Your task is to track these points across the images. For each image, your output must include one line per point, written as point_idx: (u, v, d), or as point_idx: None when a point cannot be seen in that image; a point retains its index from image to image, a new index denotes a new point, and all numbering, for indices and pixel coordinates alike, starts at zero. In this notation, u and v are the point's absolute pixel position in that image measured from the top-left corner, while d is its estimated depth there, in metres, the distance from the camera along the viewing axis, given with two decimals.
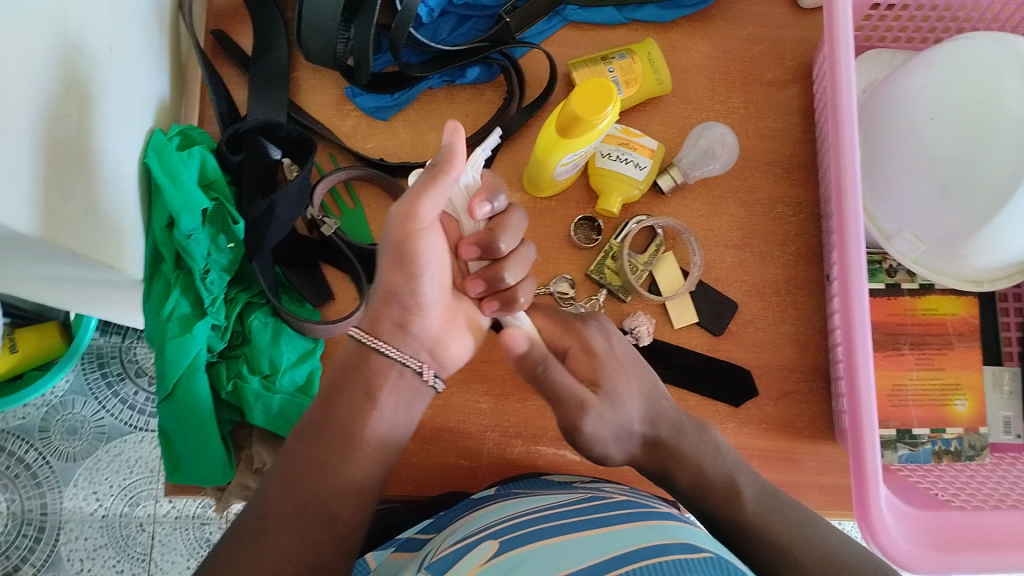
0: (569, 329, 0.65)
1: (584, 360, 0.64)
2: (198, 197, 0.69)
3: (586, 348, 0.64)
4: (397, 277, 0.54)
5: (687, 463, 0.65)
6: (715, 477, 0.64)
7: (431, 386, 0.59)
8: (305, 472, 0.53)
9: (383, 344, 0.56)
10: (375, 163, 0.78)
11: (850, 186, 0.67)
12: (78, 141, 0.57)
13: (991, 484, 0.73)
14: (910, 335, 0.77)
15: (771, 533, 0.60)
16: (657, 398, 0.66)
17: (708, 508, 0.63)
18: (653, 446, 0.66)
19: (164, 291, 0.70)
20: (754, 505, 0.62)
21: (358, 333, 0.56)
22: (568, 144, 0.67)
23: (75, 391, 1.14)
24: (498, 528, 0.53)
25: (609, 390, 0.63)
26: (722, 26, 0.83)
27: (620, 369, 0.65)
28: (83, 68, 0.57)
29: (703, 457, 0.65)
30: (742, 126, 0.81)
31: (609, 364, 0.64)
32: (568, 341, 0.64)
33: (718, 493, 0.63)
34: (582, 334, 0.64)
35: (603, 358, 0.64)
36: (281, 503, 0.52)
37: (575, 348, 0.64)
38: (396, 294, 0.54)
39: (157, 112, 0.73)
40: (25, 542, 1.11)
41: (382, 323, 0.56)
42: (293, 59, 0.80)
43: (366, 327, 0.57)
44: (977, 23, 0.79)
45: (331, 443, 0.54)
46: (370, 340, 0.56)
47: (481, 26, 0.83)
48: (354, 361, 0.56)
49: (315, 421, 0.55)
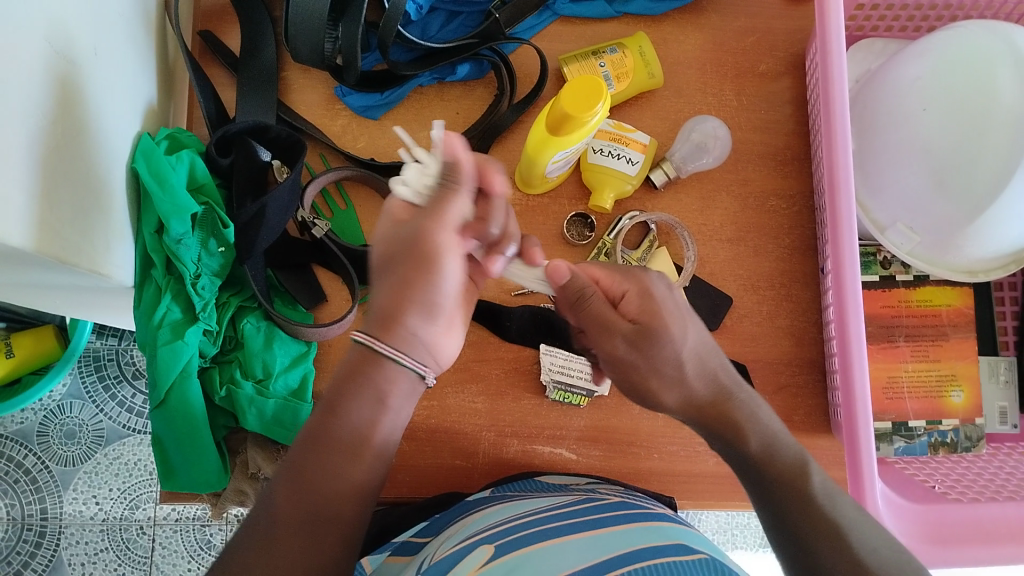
0: (626, 274, 0.57)
1: (637, 300, 0.55)
2: (188, 201, 0.68)
3: (643, 292, 0.56)
4: (417, 283, 0.50)
5: (749, 423, 0.54)
6: (785, 456, 0.53)
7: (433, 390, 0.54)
8: (315, 481, 0.48)
9: (389, 346, 0.50)
10: (366, 164, 0.78)
11: (843, 178, 0.66)
12: (64, 148, 0.56)
13: (988, 477, 0.73)
14: (904, 327, 0.77)
15: (827, 514, 0.49)
16: (720, 357, 0.57)
17: (766, 481, 0.52)
18: (713, 408, 0.55)
19: (155, 296, 0.69)
20: (821, 487, 0.51)
21: (363, 337, 0.50)
22: (560, 142, 0.66)
23: (72, 395, 1.14)
24: (493, 532, 0.52)
25: (657, 333, 0.54)
26: (713, 18, 0.83)
27: (683, 314, 0.56)
28: (66, 75, 0.57)
29: (774, 432, 0.55)
30: (735, 119, 0.81)
31: (666, 307, 0.55)
32: (620, 284, 0.56)
33: (785, 466, 0.52)
34: (641, 279, 0.56)
35: (661, 302, 0.55)
36: (291, 512, 0.47)
37: (630, 290, 0.56)
38: (414, 299, 0.50)
39: (145, 116, 0.72)
40: (26, 547, 1.11)
41: (396, 323, 0.50)
42: (282, 59, 0.80)
43: (372, 328, 0.50)
44: (970, 11, 0.78)
45: (344, 450, 0.49)
46: (379, 345, 0.50)
47: (471, 23, 0.82)
48: (362, 365, 0.50)
49: (320, 425, 0.50)
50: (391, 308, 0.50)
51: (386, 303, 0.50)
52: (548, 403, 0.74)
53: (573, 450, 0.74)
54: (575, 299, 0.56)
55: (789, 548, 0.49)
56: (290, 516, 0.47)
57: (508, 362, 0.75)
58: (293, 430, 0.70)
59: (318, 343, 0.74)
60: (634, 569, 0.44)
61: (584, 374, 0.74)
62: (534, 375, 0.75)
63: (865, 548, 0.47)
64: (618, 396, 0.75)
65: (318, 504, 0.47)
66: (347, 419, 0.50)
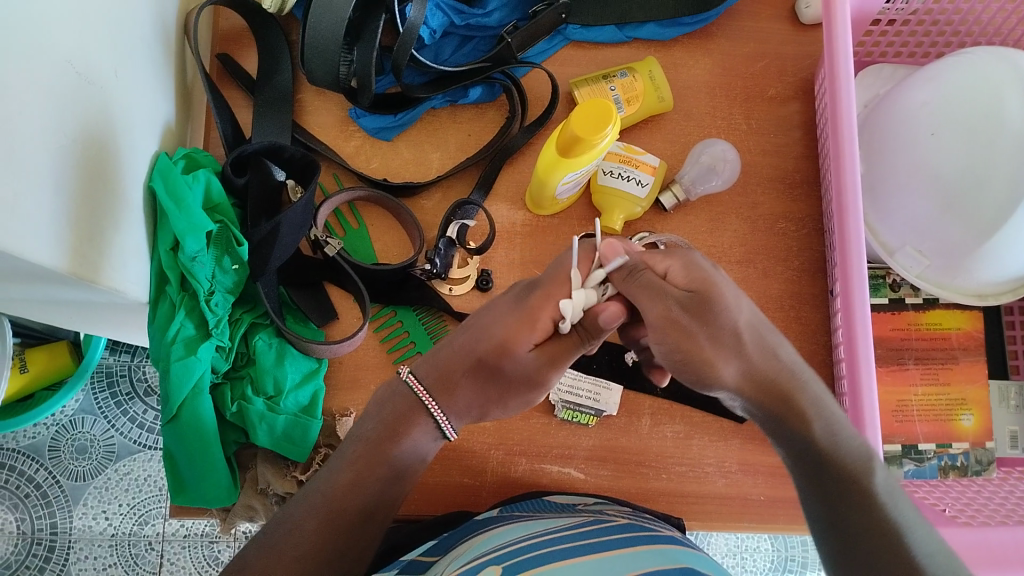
0: (666, 254, 0.55)
1: (684, 273, 0.54)
2: (203, 219, 0.69)
3: (687, 265, 0.54)
4: (504, 396, 0.58)
5: (814, 410, 0.54)
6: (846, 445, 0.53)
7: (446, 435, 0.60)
8: (341, 504, 0.54)
9: (436, 406, 0.58)
10: (379, 184, 0.79)
11: (851, 201, 0.67)
12: (85, 168, 0.57)
13: (996, 502, 0.73)
14: (914, 350, 0.77)
15: (885, 513, 0.50)
16: (784, 339, 0.57)
17: (824, 471, 0.53)
18: (777, 387, 0.54)
19: (170, 313, 0.70)
20: (883, 485, 0.52)
21: (412, 382, 0.58)
22: (570, 163, 0.67)
23: (84, 410, 1.15)
24: (499, 553, 0.52)
25: (713, 302, 0.53)
26: (722, 43, 0.84)
27: (732, 287, 0.55)
28: (88, 97, 0.58)
29: (831, 414, 0.55)
30: (744, 143, 0.81)
31: (718, 279, 0.54)
32: (660, 262, 0.54)
33: (844, 461, 0.52)
34: (682, 254, 0.55)
35: (712, 274, 0.54)
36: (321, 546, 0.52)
37: (675, 265, 0.54)
38: (491, 396, 0.58)
39: (163, 136, 0.74)
40: (36, 561, 1.11)
41: (452, 392, 0.58)
42: (297, 81, 0.81)
43: (428, 380, 0.58)
44: (978, 38, 0.79)
45: (375, 482, 0.56)
46: (427, 399, 0.57)
47: (483, 47, 0.84)
48: (406, 409, 0.58)
49: (358, 458, 0.56)
50: (459, 385, 0.57)
51: (460, 381, 0.57)
52: (557, 422, 0.75)
53: (580, 470, 0.74)
54: (625, 281, 0.54)
55: (839, 546, 0.50)
56: (318, 533, 0.52)
57: None
58: (302, 446, 0.70)
59: (329, 361, 0.75)
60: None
61: (592, 394, 0.74)
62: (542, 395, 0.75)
63: (919, 551, 0.48)
64: (626, 416, 0.75)
65: (342, 527, 0.53)
66: (382, 458, 0.56)
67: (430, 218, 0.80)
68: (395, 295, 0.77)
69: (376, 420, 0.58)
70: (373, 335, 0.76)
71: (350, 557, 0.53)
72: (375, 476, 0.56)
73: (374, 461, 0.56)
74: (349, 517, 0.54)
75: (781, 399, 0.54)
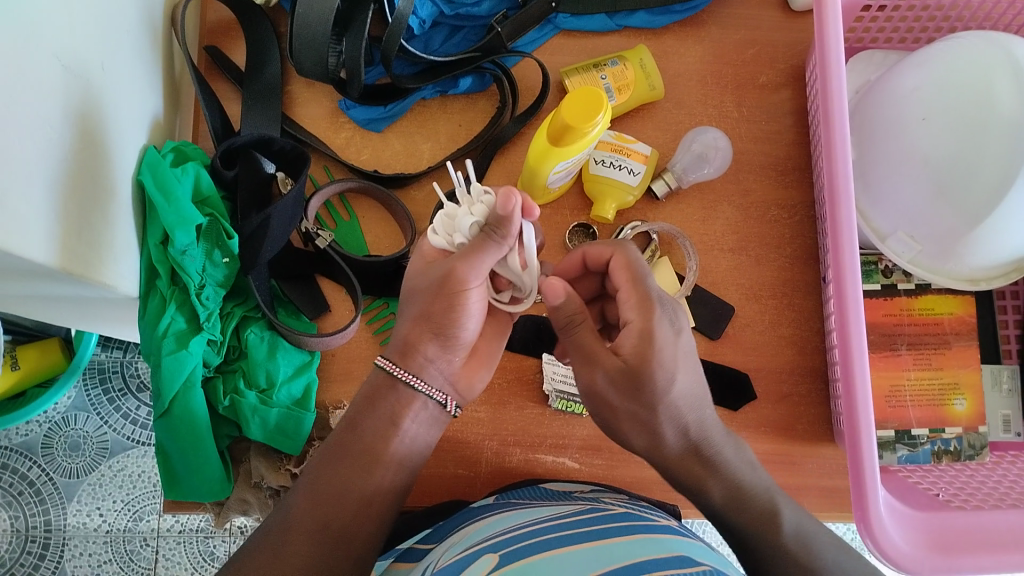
0: (639, 305, 0.54)
1: (634, 340, 0.53)
2: (193, 211, 0.68)
3: (644, 331, 0.53)
4: (435, 314, 0.53)
5: (723, 474, 0.55)
6: (752, 495, 0.54)
7: (450, 413, 0.59)
8: (329, 488, 0.52)
9: (410, 376, 0.55)
10: (370, 175, 0.78)
11: (842, 187, 0.67)
12: (72, 162, 0.57)
13: (990, 485, 0.73)
14: (907, 335, 0.77)
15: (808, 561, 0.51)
16: (703, 410, 0.55)
17: (738, 528, 0.54)
18: (694, 457, 0.55)
19: (160, 306, 0.69)
20: (793, 530, 0.53)
21: (384, 363, 0.55)
22: (561, 152, 0.67)
23: (77, 407, 1.15)
24: (495, 543, 0.52)
25: (641, 379, 0.53)
26: (713, 30, 0.83)
27: (680, 362, 0.54)
28: (74, 91, 0.57)
29: (741, 475, 0.55)
30: (735, 130, 0.81)
31: (663, 357, 0.53)
32: (629, 310, 0.55)
33: (754, 512, 0.54)
34: (649, 315, 0.54)
35: (660, 349, 0.53)
36: (305, 523, 0.51)
37: (633, 326, 0.54)
38: (431, 323, 0.54)
39: (151, 129, 0.73)
40: (30, 559, 1.11)
41: (418, 355, 0.55)
42: (286, 73, 0.81)
43: (396, 355, 0.55)
44: (968, 23, 0.79)
45: (359, 460, 0.54)
46: (397, 371, 0.55)
47: (473, 36, 0.83)
48: (382, 388, 0.55)
49: (341, 440, 0.55)
50: (414, 340, 0.54)
51: (410, 332, 0.55)
52: (551, 412, 0.75)
53: (576, 459, 0.74)
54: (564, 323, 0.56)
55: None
56: (304, 520, 0.51)
57: (511, 372, 0.75)
58: (296, 439, 0.70)
59: (322, 353, 0.74)
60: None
61: None
62: (537, 385, 0.75)
63: None
64: None
65: (330, 514, 0.51)
66: (361, 435, 0.55)
67: (421, 209, 0.79)
68: (387, 287, 0.77)
69: (356, 402, 0.57)
70: (366, 327, 0.76)
71: (342, 551, 0.51)
72: (364, 458, 0.54)
73: (356, 440, 0.54)
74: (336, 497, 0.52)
75: (697, 472, 0.55)
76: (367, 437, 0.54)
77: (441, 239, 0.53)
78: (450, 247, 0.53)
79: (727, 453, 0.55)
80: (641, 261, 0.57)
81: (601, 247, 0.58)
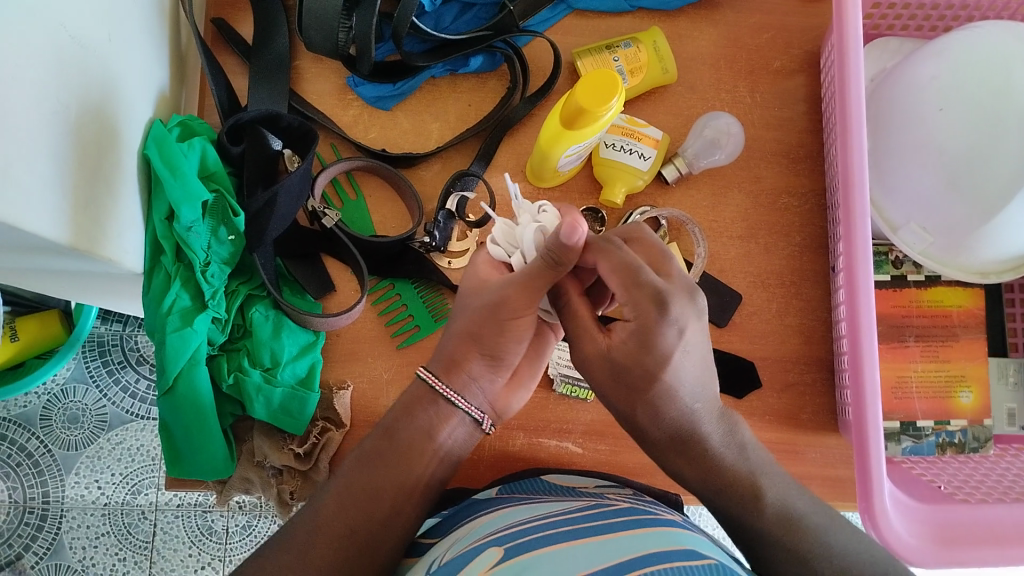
0: (636, 307, 0.50)
1: (630, 343, 0.51)
2: (199, 188, 0.68)
3: (642, 335, 0.50)
4: (483, 337, 0.53)
5: (705, 462, 0.54)
6: (732, 477, 0.54)
7: (485, 430, 0.58)
8: (359, 491, 0.53)
9: (451, 392, 0.55)
10: (378, 154, 0.77)
11: (857, 177, 0.66)
12: (79, 135, 0.56)
13: (993, 479, 0.73)
14: (915, 327, 0.76)
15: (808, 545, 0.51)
16: (692, 400, 0.53)
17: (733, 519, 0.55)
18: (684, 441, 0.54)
19: (164, 284, 0.68)
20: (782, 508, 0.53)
21: (426, 376, 0.55)
22: (574, 135, 0.66)
23: (76, 379, 1.14)
24: (500, 537, 0.52)
25: (638, 377, 0.52)
26: (728, 13, 0.82)
27: (675, 356, 0.51)
28: (80, 62, 0.56)
29: (723, 460, 0.55)
30: (748, 116, 0.80)
31: (657, 356, 0.50)
32: (627, 307, 0.51)
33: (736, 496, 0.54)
34: (647, 321, 0.50)
35: (654, 351, 0.50)
36: (332, 522, 0.51)
37: (630, 323, 0.51)
38: (480, 344, 0.54)
39: (157, 103, 0.72)
40: (28, 530, 1.11)
41: (462, 373, 0.55)
42: (294, 47, 0.79)
43: (440, 370, 0.55)
44: (986, 11, 0.78)
45: (395, 465, 0.54)
46: (439, 385, 0.55)
47: (485, 15, 0.82)
48: (420, 400, 0.55)
49: (377, 446, 0.55)
50: (460, 357, 0.55)
51: (456, 349, 0.55)
52: (556, 396, 0.74)
53: (579, 444, 0.74)
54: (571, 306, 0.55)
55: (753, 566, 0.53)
56: (330, 522, 0.52)
57: None
58: (299, 419, 0.70)
59: (327, 334, 0.74)
60: (656, 569, 0.42)
61: None
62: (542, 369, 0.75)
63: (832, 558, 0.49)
64: None
65: (357, 516, 0.52)
66: (397, 442, 0.55)
67: (429, 190, 0.78)
68: (392, 269, 0.77)
69: (395, 407, 0.57)
70: (371, 308, 0.75)
71: (366, 560, 0.52)
72: (400, 464, 0.54)
73: (392, 447, 0.54)
74: (362, 500, 0.53)
75: (680, 461, 0.55)
76: (405, 445, 0.54)
77: (501, 250, 0.58)
78: (508, 259, 0.57)
79: (711, 439, 0.55)
80: (633, 258, 0.51)
81: (586, 249, 0.53)
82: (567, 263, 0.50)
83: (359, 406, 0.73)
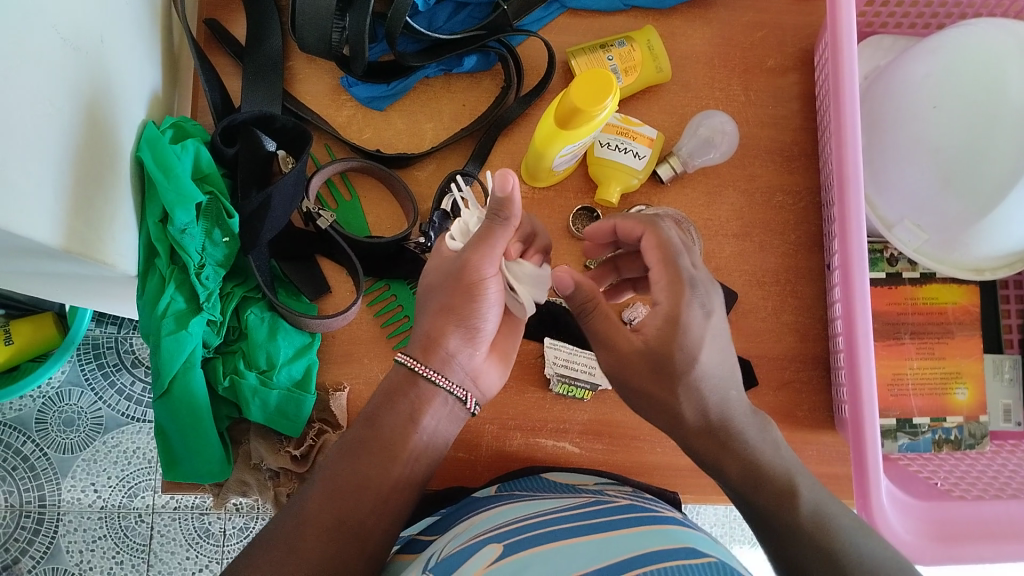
0: (669, 286, 0.55)
1: (661, 326, 0.54)
2: (193, 190, 0.67)
3: (672, 317, 0.54)
4: (456, 307, 0.56)
5: (745, 456, 0.53)
6: (770, 474, 0.53)
7: (469, 411, 0.59)
8: (347, 481, 0.52)
9: (433, 372, 0.56)
10: (372, 155, 0.77)
11: (852, 175, 0.66)
12: (73, 138, 0.55)
13: (990, 475, 0.73)
14: (911, 324, 0.77)
15: None
16: (725, 388, 0.55)
17: None
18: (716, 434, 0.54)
19: (159, 287, 0.68)
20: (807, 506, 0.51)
21: (406, 359, 0.56)
22: (568, 135, 0.66)
23: (71, 382, 1.14)
24: (499, 533, 0.52)
25: (669, 365, 0.54)
26: (721, 11, 0.82)
27: (706, 343, 0.54)
28: (73, 64, 0.56)
29: (759, 455, 0.54)
30: (742, 114, 0.80)
31: (690, 338, 0.54)
32: (659, 294, 0.56)
33: (771, 492, 0.52)
34: (677, 300, 0.54)
35: (687, 332, 0.54)
36: (321, 513, 0.51)
37: (661, 308, 0.55)
38: (454, 318, 0.56)
39: (150, 105, 0.72)
40: (25, 533, 1.11)
41: (441, 352, 0.56)
42: (287, 48, 0.79)
43: (418, 352, 0.57)
44: (980, 8, 0.78)
45: (378, 451, 0.54)
46: (419, 367, 0.56)
47: (478, 15, 0.82)
48: (402, 385, 0.56)
49: (361, 436, 0.55)
50: (436, 333, 0.56)
51: (431, 326, 0.57)
52: (552, 396, 0.74)
53: (576, 443, 0.74)
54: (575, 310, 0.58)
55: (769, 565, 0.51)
56: (319, 514, 0.51)
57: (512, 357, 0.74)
58: (296, 421, 0.70)
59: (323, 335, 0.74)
60: (655, 567, 0.42)
61: (588, 368, 0.74)
62: (538, 369, 0.74)
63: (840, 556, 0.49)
64: None
65: (348, 508, 0.51)
66: (379, 430, 0.55)
67: (424, 190, 0.78)
68: (389, 269, 0.76)
69: (377, 397, 0.57)
70: (367, 309, 0.75)
71: (356, 549, 0.51)
72: (382, 453, 0.54)
73: (376, 434, 0.54)
74: (350, 491, 0.52)
75: (717, 450, 0.54)
76: (389, 430, 0.55)
77: (456, 241, 0.59)
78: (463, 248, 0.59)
79: (746, 433, 0.54)
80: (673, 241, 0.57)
81: (634, 224, 0.59)
82: (507, 215, 0.54)
83: (355, 407, 0.73)
